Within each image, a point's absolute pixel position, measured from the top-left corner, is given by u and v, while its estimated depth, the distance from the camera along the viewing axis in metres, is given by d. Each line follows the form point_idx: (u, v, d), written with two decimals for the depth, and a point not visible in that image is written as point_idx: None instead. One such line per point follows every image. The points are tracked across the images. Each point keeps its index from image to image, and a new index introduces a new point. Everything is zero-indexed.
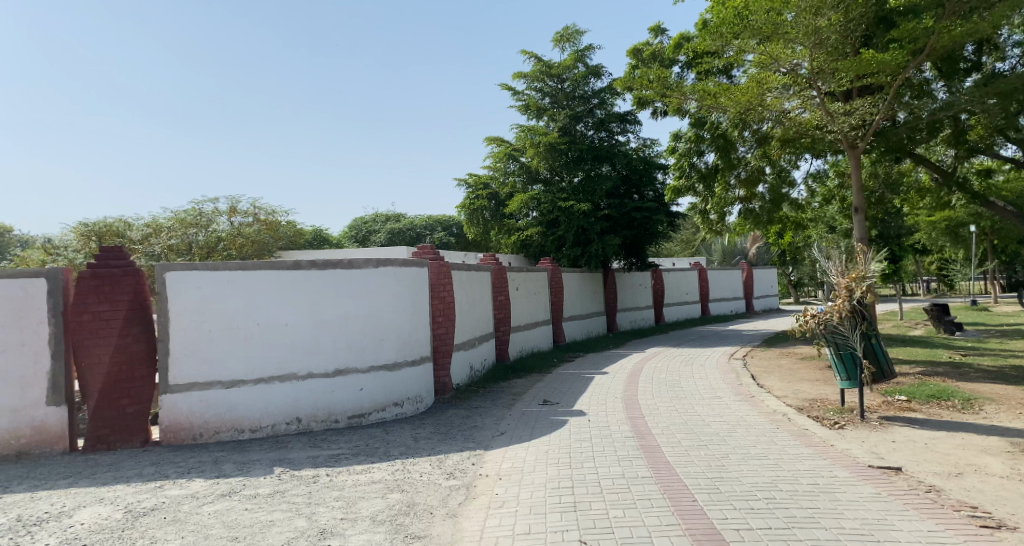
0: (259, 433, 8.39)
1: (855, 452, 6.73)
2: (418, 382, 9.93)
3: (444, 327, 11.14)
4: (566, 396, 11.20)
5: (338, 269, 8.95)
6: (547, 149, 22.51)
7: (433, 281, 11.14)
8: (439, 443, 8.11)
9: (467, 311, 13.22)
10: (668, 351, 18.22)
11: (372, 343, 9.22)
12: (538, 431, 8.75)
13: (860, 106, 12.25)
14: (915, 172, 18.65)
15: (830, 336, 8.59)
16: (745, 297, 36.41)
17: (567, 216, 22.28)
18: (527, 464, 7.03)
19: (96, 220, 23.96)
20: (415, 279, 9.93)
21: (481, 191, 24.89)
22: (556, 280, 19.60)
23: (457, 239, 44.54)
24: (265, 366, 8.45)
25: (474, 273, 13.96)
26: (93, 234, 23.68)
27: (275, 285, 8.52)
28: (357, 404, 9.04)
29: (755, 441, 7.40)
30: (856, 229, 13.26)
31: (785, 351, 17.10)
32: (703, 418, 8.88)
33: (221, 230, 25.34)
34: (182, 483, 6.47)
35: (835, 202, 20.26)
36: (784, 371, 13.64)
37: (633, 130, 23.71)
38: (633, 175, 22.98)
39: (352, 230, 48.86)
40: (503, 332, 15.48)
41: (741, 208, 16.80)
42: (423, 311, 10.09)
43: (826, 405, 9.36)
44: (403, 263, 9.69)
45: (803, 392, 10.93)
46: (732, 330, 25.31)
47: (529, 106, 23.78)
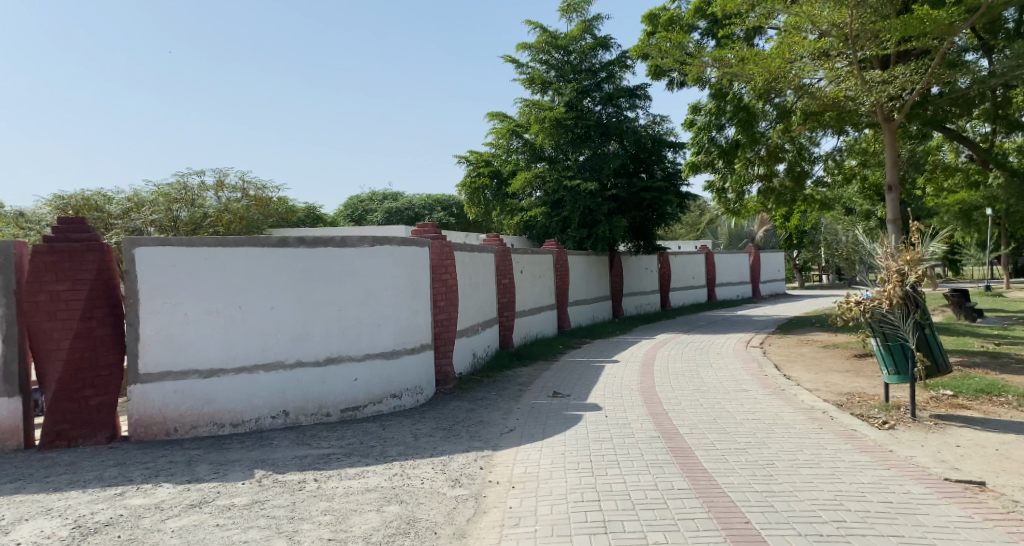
0: (241, 428, 7.51)
1: (921, 461, 5.86)
2: (419, 371, 9.08)
3: (446, 312, 10.26)
4: (577, 387, 10.34)
5: (330, 246, 8.06)
6: (552, 125, 21.48)
7: (434, 261, 10.20)
8: (442, 441, 7.23)
9: (470, 295, 12.33)
10: (679, 337, 17.37)
11: (367, 328, 8.34)
12: (551, 428, 7.87)
13: (901, 74, 11.34)
14: (942, 151, 17.75)
15: (878, 325, 7.77)
16: (752, 281, 35.56)
17: (573, 195, 21.24)
18: (543, 469, 6.17)
19: (74, 193, 23.15)
20: (415, 260, 9.06)
21: (483, 168, 23.98)
22: (562, 263, 18.67)
23: (456, 219, 43.59)
24: (248, 353, 7.56)
25: (477, 255, 13.04)
26: (71, 207, 22.86)
27: (259, 262, 7.62)
28: (351, 396, 8.17)
29: (800, 445, 6.55)
30: (890, 208, 12.41)
31: (804, 339, 16.27)
32: (734, 415, 8.02)
33: (211, 206, 24.72)
34: (147, 490, 5.56)
35: (857, 182, 19.33)
36: (808, 360, 12.79)
37: (643, 106, 22.69)
38: (642, 153, 21.93)
39: (348, 209, 47.71)
40: (507, 317, 14.59)
41: (760, 187, 15.89)
42: (422, 295, 9.22)
43: (868, 402, 8.51)
44: (402, 241, 8.82)
45: (837, 385, 10.08)
46: (742, 316, 24.50)
47: (533, 80, 22.77)
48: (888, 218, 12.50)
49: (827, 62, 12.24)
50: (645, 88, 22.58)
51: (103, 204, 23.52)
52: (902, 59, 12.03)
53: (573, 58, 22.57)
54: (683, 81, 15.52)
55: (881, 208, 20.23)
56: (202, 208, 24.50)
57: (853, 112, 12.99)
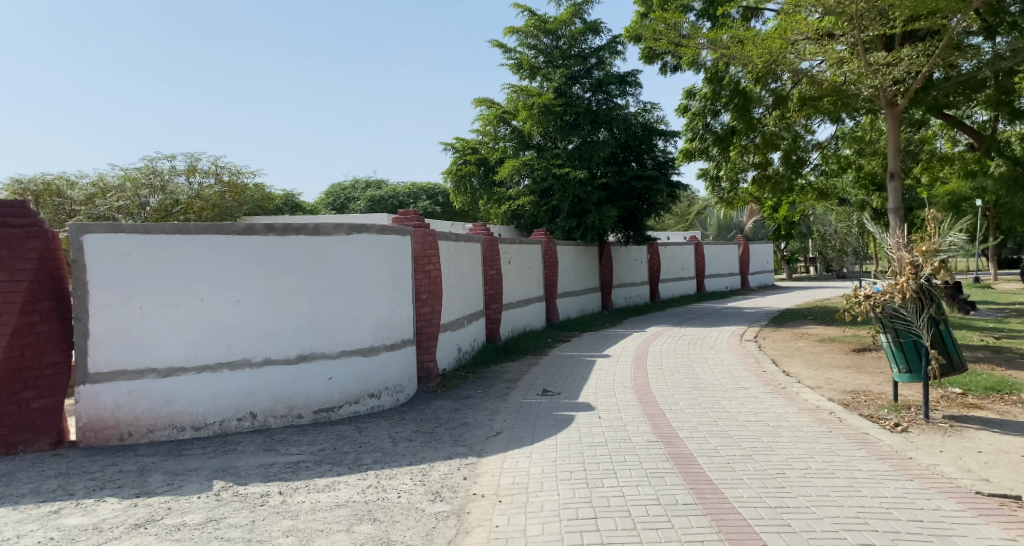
0: (203, 431, 6.90)
1: (945, 470, 5.36)
2: (398, 368, 8.52)
3: (429, 305, 9.67)
4: (567, 385, 9.80)
5: (302, 235, 7.45)
6: (541, 111, 20.84)
7: (417, 251, 9.60)
8: (422, 447, 6.66)
9: (456, 287, 11.75)
10: (670, 330, 16.89)
11: (343, 323, 7.77)
12: (541, 431, 7.32)
13: (906, 57, 10.88)
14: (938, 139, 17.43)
15: (889, 320, 7.32)
16: (741, 273, 35.20)
17: (562, 183, 20.67)
18: (532, 479, 5.62)
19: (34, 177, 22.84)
20: (395, 250, 8.50)
21: (469, 156, 23.22)
22: (551, 254, 18.12)
23: (443, 208, 42.96)
24: (211, 350, 6.94)
25: (463, 244, 12.45)
26: (30, 191, 22.62)
27: (224, 252, 6.99)
28: (325, 396, 7.59)
29: (811, 451, 6.04)
30: (891, 196, 11.99)
31: (798, 332, 15.84)
32: (735, 416, 7.51)
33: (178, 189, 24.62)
34: (87, 506, 4.94)
35: (851, 172, 18.94)
36: (806, 355, 12.32)
37: (633, 93, 22.12)
38: (633, 142, 21.34)
39: (330, 197, 46.82)
40: (493, 310, 14.02)
41: (755, 175, 15.40)
42: (402, 287, 8.67)
43: (875, 401, 8.03)
44: (381, 229, 8.25)
45: (839, 382, 9.60)
46: (732, 308, 24.09)
47: (521, 65, 22.16)
48: (890, 207, 12.04)
49: (827, 44, 11.78)
50: (636, 74, 22.00)
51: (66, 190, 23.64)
52: (909, 40, 11.56)
53: (562, 43, 21.95)
54: (677, 65, 14.99)
55: (875, 198, 19.82)
56: (171, 193, 24.31)
57: (855, 97, 12.51)
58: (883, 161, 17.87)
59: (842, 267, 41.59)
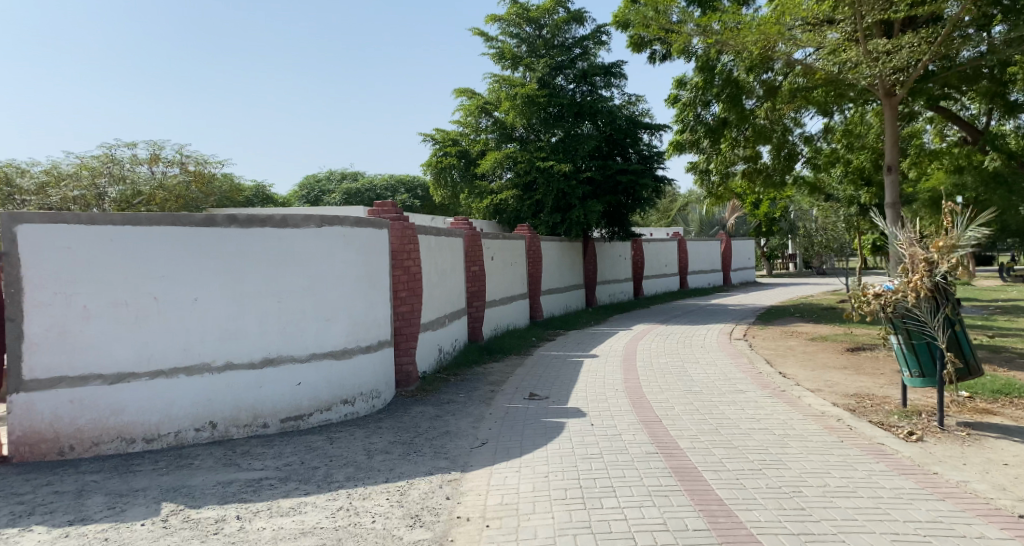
0: (155, 444, 6.25)
1: (977, 488, 4.87)
2: (374, 372, 7.92)
3: (407, 304, 9.07)
4: (555, 389, 9.23)
5: (269, 227, 6.81)
6: (524, 102, 20.24)
7: (395, 245, 8.97)
8: (400, 461, 6.05)
9: (436, 284, 11.14)
10: (657, 328, 16.40)
11: (314, 324, 7.15)
12: (529, 441, 6.75)
13: (907, 45, 10.45)
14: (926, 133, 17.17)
15: (900, 321, 6.89)
16: (724, 269, 34.93)
17: (546, 177, 20.13)
18: (522, 499, 5.04)
19: None
20: (370, 244, 7.91)
21: (450, 147, 22.52)
22: (534, 249, 17.57)
23: (421, 202, 42.26)
24: (165, 354, 6.27)
25: (444, 239, 11.83)
26: None
27: (180, 244, 6.32)
28: (293, 403, 6.96)
29: (826, 464, 5.53)
30: (888, 189, 11.60)
31: (788, 330, 15.44)
32: (736, 423, 7.00)
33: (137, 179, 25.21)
34: (9, 537, 4.28)
35: (839, 167, 18.61)
36: (799, 355, 11.89)
37: (618, 85, 21.63)
38: (618, 135, 20.89)
39: (304, 189, 45.80)
40: (475, 307, 13.43)
41: (745, 168, 14.96)
42: (377, 285, 8.08)
43: (882, 407, 7.56)
44: (355, 222, 7.64)
45: (840, 385, 9.15)
46: (717, 305, 23.70)
47: (503, 55, 21.57)
48: (886, 202, 11.66)
49: (823, 32, 11.36)
50: (621, 66, 21.50)
51: (16, 178, 24.09)
52: (910, 26, 11.16)
53: (545, 32, 21.42)
54: (665, 54, 14.47)
55: (864, 193, 19.50)
56: (131, 183, 24.86)
57: (852, 88, 12.10)
58: (872, 155, 17.54)
59: (821, 264, 41.58)
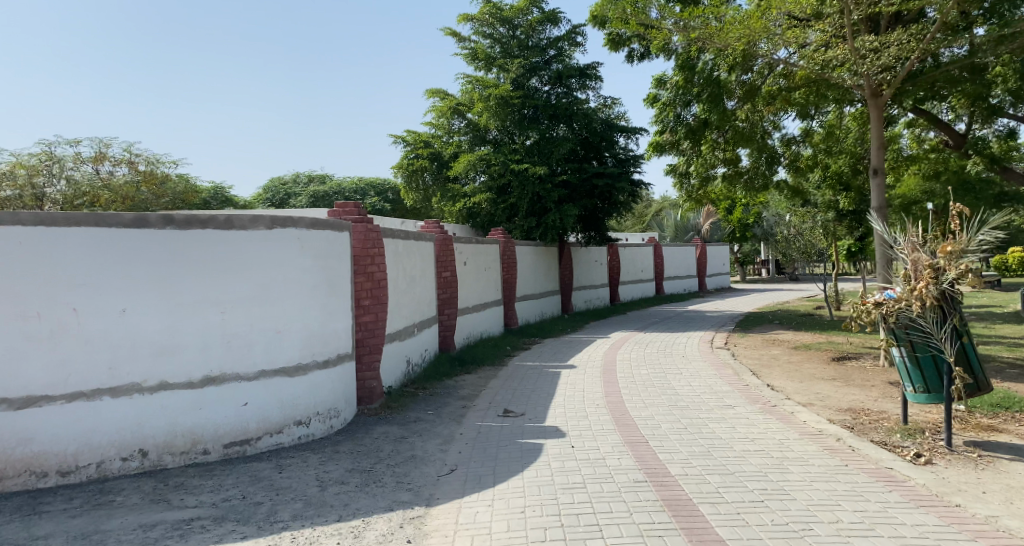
0: (73, 477, 5.49)
1: (1008, 525, 4.32)
2: (332, 389, 7.22)
3: (370, 314, 8.37)
4: (531, 405, 8.56)
5: (210, 229, 6.09)
6: (498, 103, 19.64)
7: (356, 249, 8.24)
8: (356, 494, 5.35)
9: (404, 292, 10.43)
10: (635, 336, 15.83)
11: (263, 337, 6.43)
12: (503, 467, 6.08)
13: (895, 41, 9.98)
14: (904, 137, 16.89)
15: (903, 332, 6.38)
16: (699, 275, 34.62)
17: (521, 180, 19.46)
18: (496, 542, 4.37)
19: None
20: (328, 248, 7.22)
21: (421, 149, 21.80)
22: (509, 254, 16.93)
23: (392, 205, 41.48)
24: (87, 373, 5.52)
25: (413, 243, 11.14)
26: None
27: (106, 248, 5.59)
28: (238, 426, 6.24)
29: (834, 494, 4.95)
30: (874, 193, 11.15)
31: (769, 338, 14.97)
32: (729, 444, 6.43)
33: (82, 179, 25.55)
34: None
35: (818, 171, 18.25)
36: (784, 365, 11.36)
37: (594, 87, 21.11)
38: (593, 138, 20.50)
39: (268, 193, 44.49)
40: (447, 316, 12.73)
41: (726, 171, 14.46)
42: (336, 292, 7.39)
43: (883, 424, 7.03)
44: (311, 223, 6.95)
45: (832, 398, 8.61)
46: (694, 312, 23.24)
47: (476, 55, 20.97)
48: (872, 206, 11.20)
49: (804, 30, 10.92)
50: (596, 67, 21.00)
51: None
52: (898, 23, 10.68)
53: (519, 32, 20.84)
54: (644, 53, 13.96)
55: (843, 198, 19.16)
56: (73, 184, 25.06)
57: (835, 87, 11.65)
58: (850, 160, 17.17)
59: (794, 269, 41.51)
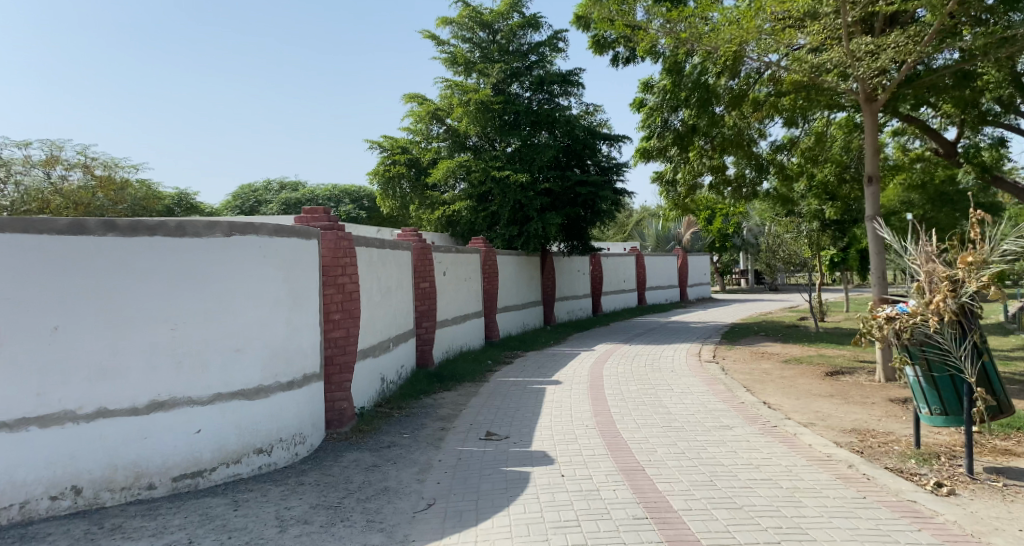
0: None
1: None
2: (297, 413, 6.62)
3: (341, 330, 7.77)
4: (514, 427, 7.98)
5: (159, 236, 5.50)
6: (478, 108, 19.11)
7: (326, 258, 7.67)
8: (321, 536, 4.72)
9: (379, 304, 9.82)
10: (621, 349, 15.32)
11: (219, 357, 5.83)
12: (487, 500, 5.49)
13: (892, 44, 9.56)
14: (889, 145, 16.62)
15: (918, 349, 5.94)
16: (681, 285, 34.31)
17: (501, 188, 18.87)
18: None
19: None
20: (294, 257, 6.66)
21: (398, 155, 21.08)
22: (490, 264, 16.37)
23: (367, 212, 40.73)
24: (11, 400, 4.85)
25: (389, 252, 10.53)
26: None
27: (35, 256, 4.95)
28: (190, 457, 5.61)
29: (856, 534, 4.44)
30: (869, 203, 10.74)
31: (757, 351, 14.52)
32: (732, 471, 5.91)
33: (32, 183, 25.08)
34: None
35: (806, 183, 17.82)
36: (777, 380, 10.88)
37: (576, 93, 20.67)
38: (576, 145, 19.85)
39: (238, 199, 43.59)
40: (425, 329, 12.13)
41: (712, 179, 14.02)
42: (302, 305, 6.82)
43: (893, 448, 6.56)
44: (275, 230, 6.39)
45: (833, 417, 8.13)
46: (678, 323, 22.83)
47: (455, 60, 20.43)
48: (866, 214, 10.79)
49: (795, 33, 10.51)
50: (578, 74, 20.56)
51: None
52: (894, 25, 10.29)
53: (500, 37, 20.37)
54: (629, 56, 13.48)
55: (829, 208, 18.72)
56: (24, 188, 24.67)
57: (828, 92, 11.27)
58: (836, 168, 16.85)
59: (774, 279, 41.40)
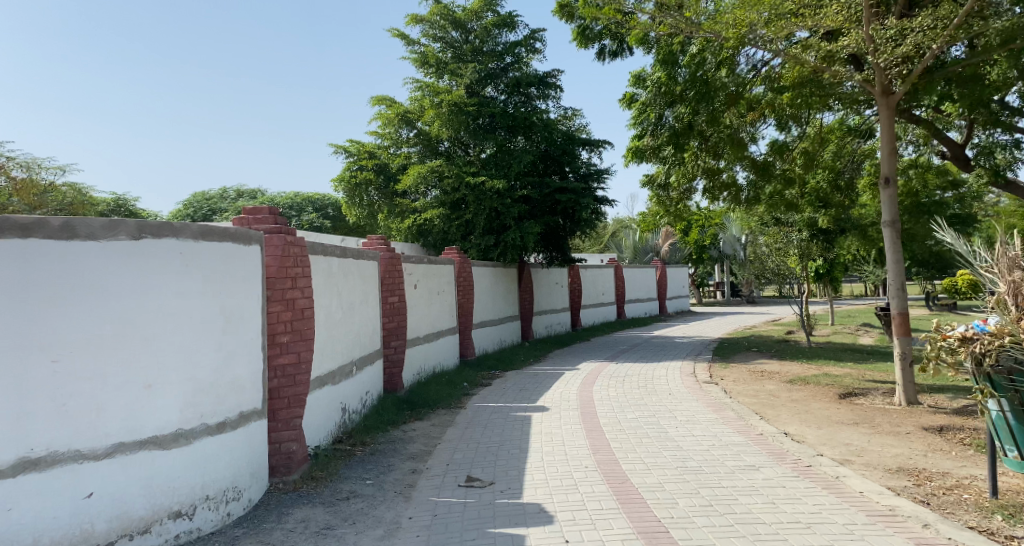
0: None
1: None
2: (229, 461, 5.41)
3: (290, 356, 6.45)
4: (500, 472, 6.69)
5: (35, 240, 4.30)
6: (451, 110, 17.93)
7: (271, 268, 6.35)
8: None
9: (339, 322, 8.48)
10: (608, 368, 14.11)
11: (121, 395, 4.62)
12: None
13: (917, 25, 8.42)
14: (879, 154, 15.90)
15: (1006, 380, 4.81)
16: (659, 298, 33.33)
17: (477, 195, 17.66)
18: None
19: None
20: (226, 266, 5.51)
21: (366, 161, 19.70)
22: (465, 276, 15.09)
23: (330, 221, 39.12)
24: None
25: (352, 262, 9.19)
26: None
27: None
28: (77, 527, 4.38)
29: None
30: (886, 207, 9.66)
31: (755, 370, 13.41)
32: (780, 535, 4.71)
33: None
34: None
35: (805, 191, 16.06)
36: (789, 405, 9.71)
37: (554, 96, 19.54)
38: (553, 150, 18.90)
39: (192, 208, 41.69)
40: (393, 350, 10.78)
41: (706, 183, 12.89)
42: (238, 326, 5.65)
43: (962, 496, 5.41)
44: (201, 233, 5.24)
45: (871, 452, 6.97)
46: (662, 337, 21.72)
47: (425, 60, 19.19)
48: (882, 219, 9.73)
49: (803, 19, 9.43)
50: (556, 76, 19.48)
51: None
52: (914, 10, 9.23)
53: (473, 37, 19.17)
54: (617, 50, 12.34)
55: (822, 217, 17.02)
56: None
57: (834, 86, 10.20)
58: (829, 175, 15.84)
59: (750, 292, 40.82)
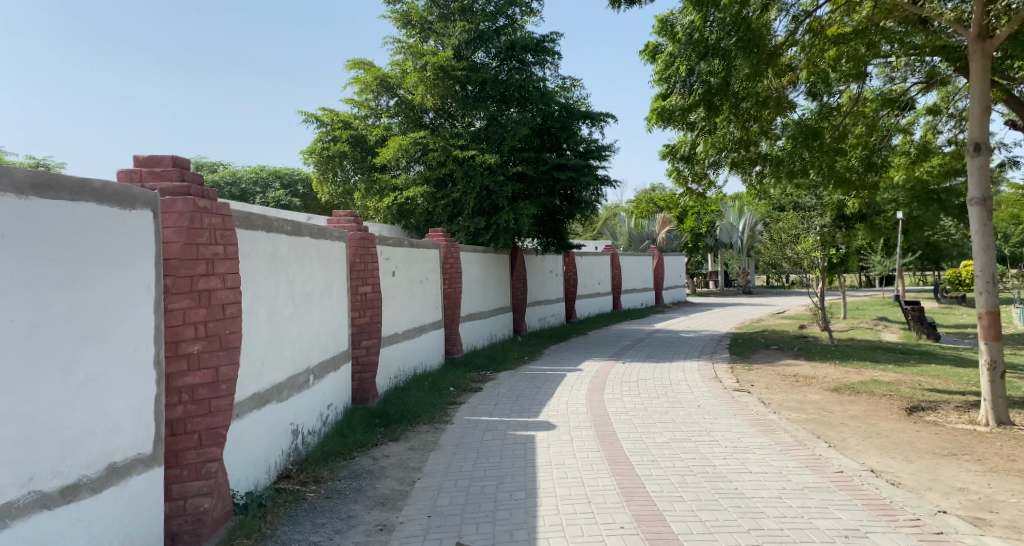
0: None
1: None
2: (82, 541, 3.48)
3: (201, 376, 4.48)
4: (501, 537, 4.77)
5: None
6: (436, 75, 15.94)
7: (174, 247, 4.38)
8: None
9: (289, 319, 6.50)
10: (616, 369, 12.22)
11: None
12: None
13: None
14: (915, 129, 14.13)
15: None
16: (655, 287, 31.55)
17: (465, 170, 15.75)
18: None
19: None
20: (85, 238, 3.56)
21: (340, 131, 17.60)
22: (452, 262, 13.10)
23: (299, 199, 36.92)
24: None
25: (309, 241, 7.20)
26: None
27: None
28: None
29: None
30: (975, 182, 7.76)
31: (787, 374, 11.61)
32: None
33: None
34: None
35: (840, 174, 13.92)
36: (851, 423, 7.87)
37: (552, 63, 17.52)
38: (550, 124, 16.74)
39: None
40: (363, 352, 8.82)
41: (735, 155, 11.13)
42: (108, 331, 3.70)
43: None
44: (32, 184, 3.27)
45: (1004, 504, 5.11)
46: (665, 331, 19.91)
47: (409, 19, 17.12)
48: (968, 197, 7.81)
49: None
50: (554, 40, 17.41)
51: None
52: None
53: None
54: None
55: (853, 200, 15.19)
56: None
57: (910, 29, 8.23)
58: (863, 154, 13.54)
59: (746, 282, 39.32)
